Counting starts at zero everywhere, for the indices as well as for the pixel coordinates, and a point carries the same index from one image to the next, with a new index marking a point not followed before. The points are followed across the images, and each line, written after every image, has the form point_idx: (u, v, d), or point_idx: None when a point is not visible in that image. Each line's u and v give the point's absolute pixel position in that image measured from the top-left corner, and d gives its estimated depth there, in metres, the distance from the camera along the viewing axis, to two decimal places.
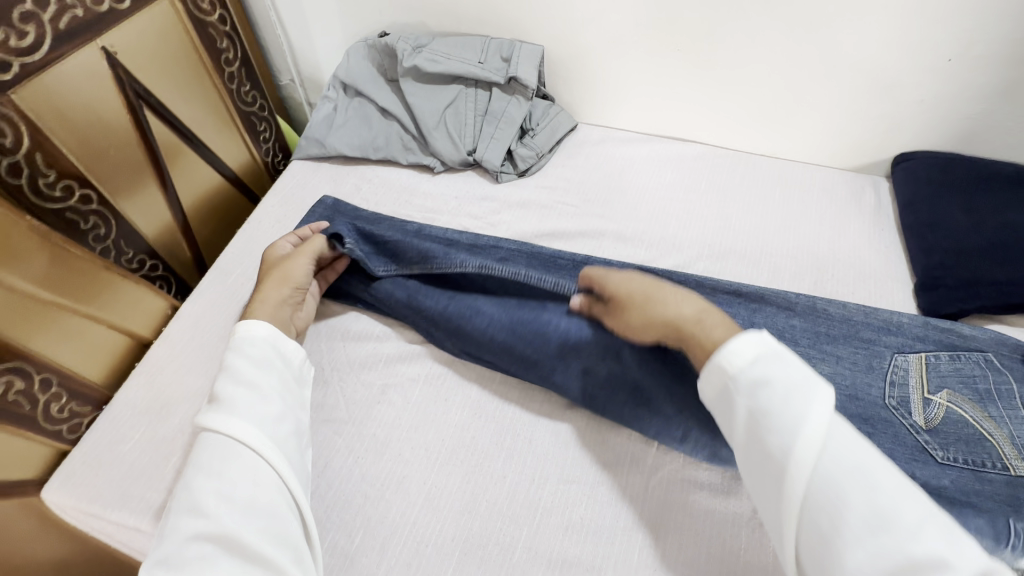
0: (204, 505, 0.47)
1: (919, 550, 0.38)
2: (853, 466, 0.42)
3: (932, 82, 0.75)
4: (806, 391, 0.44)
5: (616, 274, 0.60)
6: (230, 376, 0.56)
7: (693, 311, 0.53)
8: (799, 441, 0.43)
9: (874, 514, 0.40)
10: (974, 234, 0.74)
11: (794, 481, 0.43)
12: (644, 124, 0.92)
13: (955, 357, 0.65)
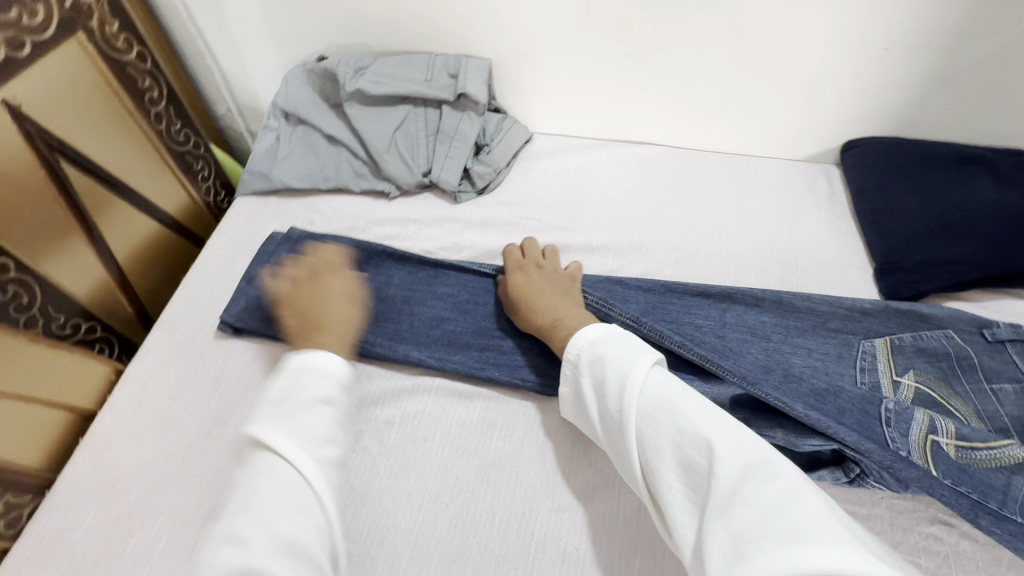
0: (246, 536, 0.45)
1: (710, 453, 0.44)
2: (665, 403, 0.49)
3: (871, 72, 0.77)
4: (629, 358, 0.53)
5: (524, 278, 0.70)
6: (279, 397, 0.54)
7: (555, 317, 0.64)
8: (625, 395, 0.51)
9: (676, 431, 0.47)
10: (923, 216, 0.76)
11: (631, 430, 0.50)
12: (599, 129, 0.92)
13: (917, 337, 0.68)
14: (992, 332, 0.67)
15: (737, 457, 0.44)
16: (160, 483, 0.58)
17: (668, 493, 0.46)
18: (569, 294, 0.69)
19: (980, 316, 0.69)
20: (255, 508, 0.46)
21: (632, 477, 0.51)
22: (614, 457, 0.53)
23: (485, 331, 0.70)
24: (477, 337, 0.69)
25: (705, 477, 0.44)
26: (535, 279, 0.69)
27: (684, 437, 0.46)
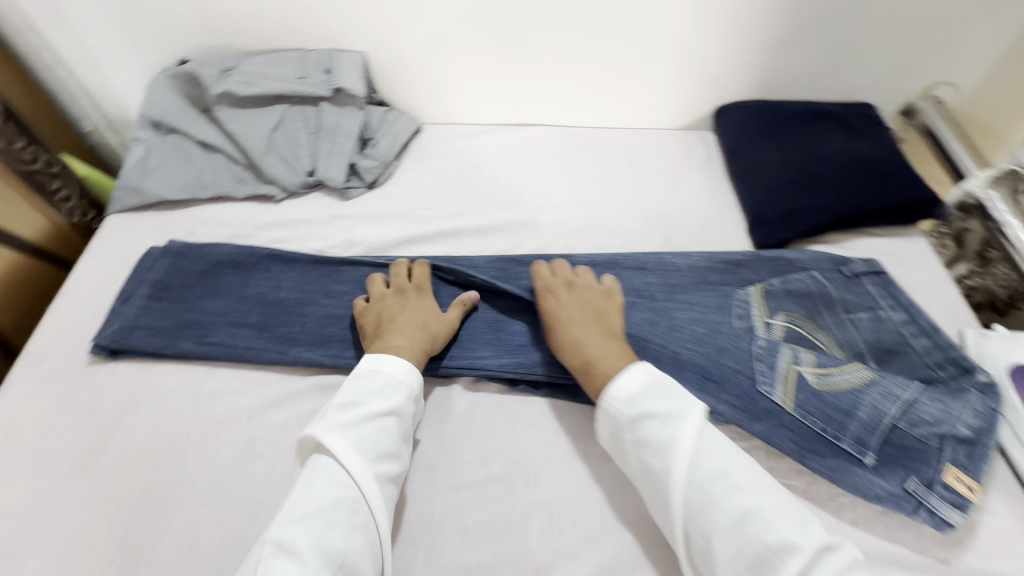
0: (298, 546, 0.47)
1: (775, 539, 0.46)
2: (720, 471, 0.51)
3: (725, 40, 0.83)
4: (677, 416, 0.53)
5: (555, 303, 0.66)
6: (350, 405, 0.56)
7: (587, 359, 0.60)
8: (674, 457, 0.51)
9: (738, 512, 0.48)
10: (785, 170, 0.83)
11: (674, 487, 0.51)
12: (486, 114, 0.93)
13: (786, 280, 0.72)
14: (849, 269, 0.73)
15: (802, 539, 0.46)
16: (31, 523, 0.55)
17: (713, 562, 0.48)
18: (602, 319, 0.64)
19: (838, 255, 0.75)
20: (317, 516, 0.49)
21: (666, 526, 0.52)
22: (648, 508, 0.54)
23: None
24: None
25: (762, 555, 0.46)
26: (566, 305, 0.65)
27: (744, 514, 0.48)
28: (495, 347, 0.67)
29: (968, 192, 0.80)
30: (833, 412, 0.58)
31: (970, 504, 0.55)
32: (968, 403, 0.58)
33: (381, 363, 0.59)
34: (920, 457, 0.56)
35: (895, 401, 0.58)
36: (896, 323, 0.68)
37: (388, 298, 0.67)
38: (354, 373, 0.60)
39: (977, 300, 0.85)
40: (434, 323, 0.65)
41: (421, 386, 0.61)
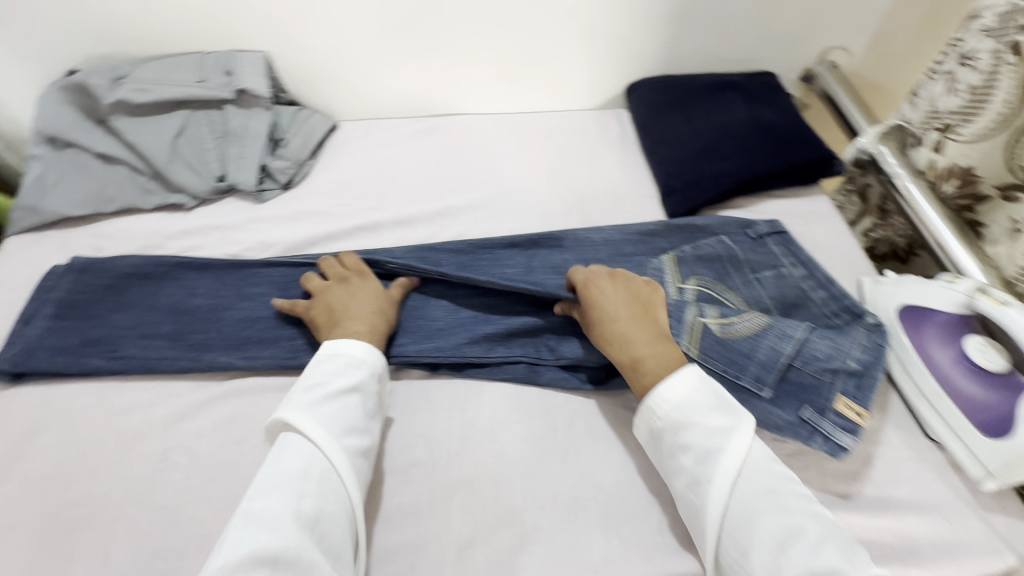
0: (270, 515, 0.47)
1: (819, 561, 0.45)
2: (766, 490, 0.50)
3: (623, 18, 0.85)
4: (727, 430, 0.52)
5: (599, 294, 0.62)
6: (313, 386, 0.56)
7: (635, 356, 0.58)
8: (718, 469, 0.51)
9: (781, 530, 0.48)
10: (693, 140, 0.85)
11: (715, 500, 0.50)
12: (402, 106, 0.94)
13: (696, 246, 0.75)
14: (753, 231, 0.76)
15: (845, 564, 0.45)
16: None
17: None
18: (647, 313, 0.61)
19: (744, 219, 0.79)
20: (286, 488, 0.49)
21: (699, 534, 0.52)
22: (685, 516, 0.53)
23: (296, 321, 0.68)
24: (291, 328, 0.68)
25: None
26: (612, 299, 0.61)
27: (788, 534, 0.47)
28: (413, 335, 0.67)
29: (862, 148, 0.84)
30: (735, 356, 0.61)
31: (859, 429, 0.57)
32: (855, 341, 0.62)
33: (342, 346, 0.59)
34: (814, 389, 0.59)
35: (789, 341, 0.61)
36: (797, 278, 0.71)
37: (334, 288, 0.66)
38: (315, 358, 0.59)
39: (882, 251, 0.89)
40: (386, 307, 0.65)
41: (383, 365, 0.61)
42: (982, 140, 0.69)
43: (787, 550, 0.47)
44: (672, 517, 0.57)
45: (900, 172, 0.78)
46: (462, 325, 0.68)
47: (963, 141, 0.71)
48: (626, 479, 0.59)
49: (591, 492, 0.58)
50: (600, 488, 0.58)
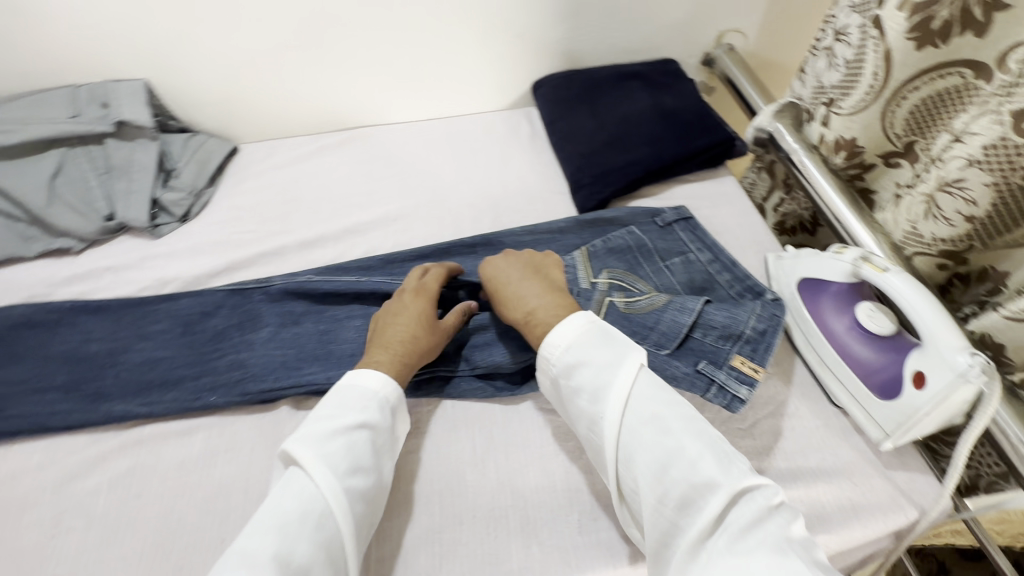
0: (259, 557, 0.43)
1: (697, 478, 0.44)
2: (652, 416, 0.48)
3: (515, 17, 0.85)
4: (611, 364, 0.51)
5: (492, 267, 0.64)
6: (323, 420, 0.52)
7: (526, 310, 0.58)
8: (605, 403, 0.50)
9: (665, 455, 0.46)
10: (599, 132, 0.86)
11: (608, 433, 0.49)
12: (305, 122, 0.92)
13: (606, 239, 0.75)
14: (661, 219, 0.77)
15: (724, 480, 0.44)
16: None
17: (641, 501, 0.47)
18: (541, 274, 0.62)
19: (652, 208, 0.80)
20: (279, 530, 0.45)
21: (603, 468, 0.51)
22: (591, 452, 0.53)
23: (197, 360, 0.65)
24: (193, 367, 0.65)
25: (685, 496, 0.44)
26: (505, 267, 0.63)
27: (670, 456, 0.46)
28: (325, 360, 0.65)
29: (760, 127, 0.85)
30: (638, 329, 0.65)
31: (755, 381, 0.60)
32: (751, 307, 0.65)
33: (361, 375, 0.55)
34: (712, 355, 0.62)
35: (690, 313, 0.64)
36: (704, 262, 0.72)
37: (386, 305, 0.64)
38: (332, 390, 0.56)
39: (792, 223, 0.92)
40: (420, 331, 0.60)
41: (399, 403, 0.57)
42: (861, 112, 0.71)
43: (669, 469, 0.45)
44: (597, 516, 0.56)
45: (797, 148, 0.80)
46: None
47: (845, 114, 0.73)
48: (547, 483, 0.58)
49: (511, 500, 0.57)
50: (521, 494, 0.57)
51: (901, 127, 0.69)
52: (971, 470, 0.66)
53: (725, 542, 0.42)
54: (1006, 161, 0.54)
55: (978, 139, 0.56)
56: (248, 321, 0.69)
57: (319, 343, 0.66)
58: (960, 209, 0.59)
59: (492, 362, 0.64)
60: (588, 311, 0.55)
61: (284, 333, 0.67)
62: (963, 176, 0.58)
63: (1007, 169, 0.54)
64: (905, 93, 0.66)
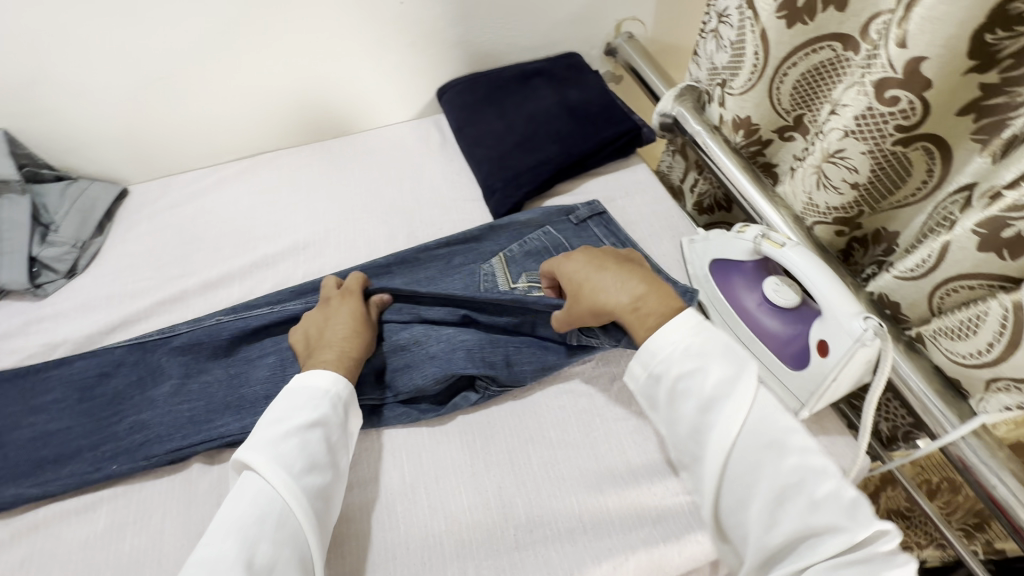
0: (220, 560, 0.43)
1: (816, 512, 0.42)
2: (768, 440, 0.46)
3: (406, 26, 0.82)
4: (730, 377, 0.48)
5: (577, 259, 0.60)
6: (274, 424, 0.52)
7: (631, 299, 0.55)
8: (716, 413, 0.47)
9: (782, 484, 0.44)
10: (507, 134, 0.85)
11: (714, 447, 0.47)
12: (202, 155, 0.87)
13: (524, 242, 0.74)
14: (575, 215, 0.77)
15: (840, 517, 0.42)
16: None
17: (746, 522, 0.45)
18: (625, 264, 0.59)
19: (566, 205, 0.79)
20: (239, 531, 0.45)
21: (695, 476, 0.49)
22: (678, 454, 0.51)
23: (94, 427, 0.61)
24: (91, 436, 0.60)
25: (796, 528, 0.42)
26: (576, 264, 0.60)
27: (790, 487, 0.44)
28: (236, 407, 0.61)
29: (664, 112, 0.86)
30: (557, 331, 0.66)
31: None
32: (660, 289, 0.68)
33: (311, 378, 0.56)
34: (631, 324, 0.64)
35: None
36: None
37: (312, 313, 0.65)
38: (283, 392, 0.56)
39: (709, 203, 0.92)
40: (358, 327, 0.62)
41: (351, 397, 0.57)
42: (749, 92, 0.72)
43: (784, 500, 0.44)
44: (534, 529, 0.55)
45: (700, 131, 0.80)
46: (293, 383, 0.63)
47: (737, 94, 0.74)
48: (478, 502, 0.57)
49: (443, 527, 0.56)
50: (453, 518, 0.56)
51: (788, 102, 0.71)
52: (890, 422, 0.68)
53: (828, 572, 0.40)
54: (875, 128, 0.55)
55: (849, 110, 0.57)
56: (152, 376, 0.64)
57: (230, 388, 0.63)
58: (845, 177, 0.61)
59: (416, 385, 0.62)
60: (690, 311, 0.52)
61: (191, 385, 0.63)
62: (843, 147, 0.59)
63: (877, 137, 0.56)
64: (785, 70, 0.68)
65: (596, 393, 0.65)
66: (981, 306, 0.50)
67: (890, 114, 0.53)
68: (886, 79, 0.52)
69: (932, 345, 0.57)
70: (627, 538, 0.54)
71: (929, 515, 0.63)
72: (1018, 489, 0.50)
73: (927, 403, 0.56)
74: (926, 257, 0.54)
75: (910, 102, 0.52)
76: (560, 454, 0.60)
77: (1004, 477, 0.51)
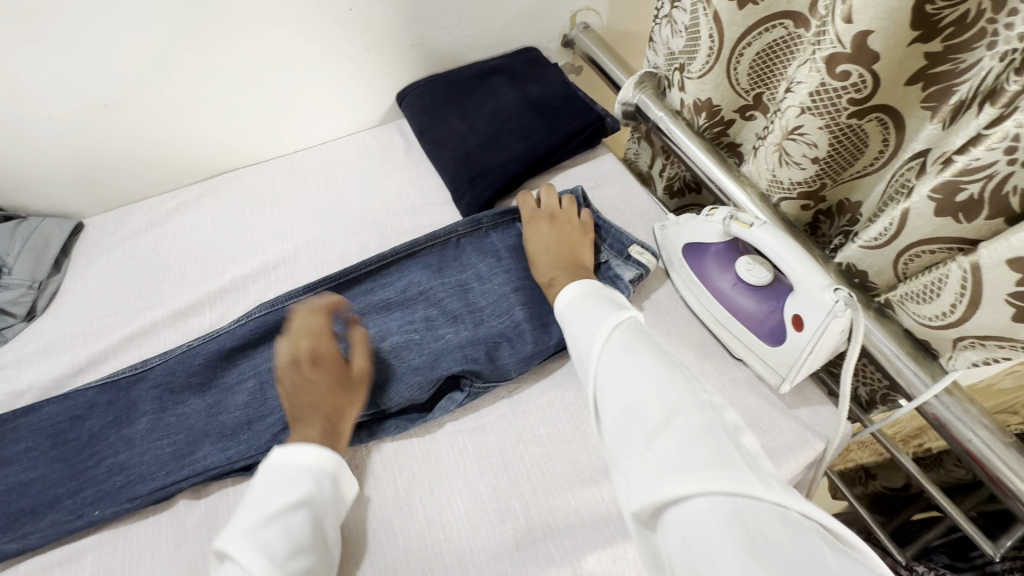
0: None
1: (652, 398, 0.40)
2: (637, 342, 0.46)
3: (359, 31, 0.81)
4: (601, 314, 0.51)
5: (535, 233, 0.71)
6: (255, 507, 0.48)
7: (550, 278, 0.65)
8: (590, 342, 0.49)
9: (634, 380, 0.42)
10: (471, 134, 0.84)
11: (595, 355, 0.47)
12: (158, 180, 0.85)
13: (500, 240, 0.74)
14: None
15: (690, 399, 0.40)
16: None
17: (609, 417, 0.42)
18: (564, 252, 0.68)
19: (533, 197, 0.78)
20: None
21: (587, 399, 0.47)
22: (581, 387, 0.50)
23: (69, 473, 0.58)
24: (69, 483, 0.58)
25: (638, 414, 0.40)
26: (537, 240, 0.70)
27: (637, 376, 0.42)
28: (218, 437, 0.60)
29: (626, 101, 0.85)
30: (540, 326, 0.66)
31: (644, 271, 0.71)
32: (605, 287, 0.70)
33: (292, 455, 0.52)
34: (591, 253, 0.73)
35: None
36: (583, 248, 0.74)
37: (287, 369, 0.58)
38: (262, 471, 0.52)
39: (679, 186, 0.93)
40: (339, 395, 0.57)
41: (340, 469, 0.54)
42: (707, 74, 0.72)
43: (642, 383, 0.42)
44: (532, 530, 0.55)
45: (664, 117, 0.80)
46: (275, 407, 0.61)
47: (695, 77, 0.74)
48: (474, 507, 0.57)
49: (442, 537, 0.55)
50: (452, 527, 0.56)
51: (746, 82, 0.72)
52: (869, 387, 0.70)
53: (680, 446, 0.37)
54: (830, 103, 0.56)
55: (803, 87, 0.57)
56: (130, 414, 0.62)
57: (209, 419, 0.61)
58: (805, 153, 0.62)
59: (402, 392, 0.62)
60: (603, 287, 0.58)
61: (170, 420, 0.61)
62: (801, 123, 0.60)
63: (833, 111, 0.57)
64: (740, 51, 0.68)
65: (582, 386, 0.65)
66: (942, 269, 0.51)
67: (843, 88, 0.54)
68: (835, 55, 0.53)
69: (900, 310, 0.58)
70: (625, 527, 0.55)
71: (910, 472, 0.66)
72: (991, 438, 0.52)
73: (900, 366, 0.57)
74: (888, 226, 0.55)
75: (862, 75, 0.53)
76: (552, 450, 0.60)
77: (979, 431, 0.53)
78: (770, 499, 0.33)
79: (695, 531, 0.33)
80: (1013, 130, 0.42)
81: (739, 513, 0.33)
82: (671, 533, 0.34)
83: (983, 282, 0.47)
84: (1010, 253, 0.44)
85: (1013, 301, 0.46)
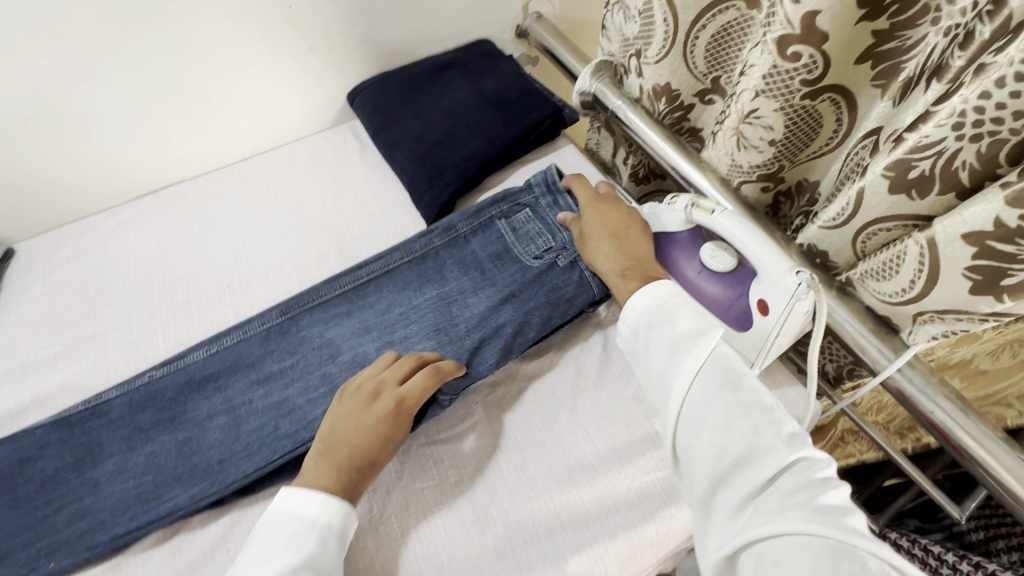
0: None
1: (743, 445, 0.46)
2: (722, 380, 0.49)
3: (301, 29, 0.77)
4: (699, 329, 0.52)
5: (597, 218, 0.66)
6: (254, 568, 0.47)
7: (620, 268, 0.61)
8: (682, 358, 0.51)
9: (741, 421, 0.47)
10: (428, 132, 0.81)
11: (677, 387, 0.50)
12: (95, 198, 0.80)
13: (466, 243, 0.71)
14: (532, 200, 0.73)
15: (786, 451, 0.44)
16: None
17: (695, 460, 0.48)
18: (618, 237, 0.64)
19: (507, 190, 0.74)
20: None
21: (662, 418, 0.52)
22: (652, 403, 0.54)
23: (16, 525, 0.54)
24: (19, 535, 0.54)
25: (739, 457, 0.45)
26: (588, 222, 0.66)
27: (742, 411, 0.47)
28: (180, 473, 0.57)
29: (584, 91, 0.84)
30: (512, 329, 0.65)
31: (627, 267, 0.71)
32: (581, 271, 0.67)
33: (296, 502, 0.51)
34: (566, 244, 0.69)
35: (534, 219, 0.72)
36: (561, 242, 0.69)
37: (351, 404, 0.56)
38: (265, 520, 0.51)
39: (644, 173, 0.92)
40: (375, 445, 0.54)
41: (347, 518, 0.51)
42: (665, 59, 0.71)
43: (734, 431, 0.46)
44: (514, 538, 0.54)
45: (622, 105, 0.79)
46: (237, 436, 0.59)
47: (652, 63, 0.72)
48: (452, 520, 0.55)
49: (420, 554, 0.54)
50: (429, 541, 0.54)
51: (703, 65, 0.71)
52: (835, 363, 0.71)
53: (778, 497, 0.42)
54: (783, 85, 0.56)
55: (756, 70, 0.57)
56: (84, 454, 0.57)
57: (167, 454, 0.58)
58: (762, 135, 0.61)
59: None
60: (666, 283, 0.57)
61: (128, 459, 0.57)
62: (756, 106, 0.59)
63: (786, 93, 0.56)
64: (695, 34, 0.68)
65: (555, 386, 0.64)
66: (899, 247, 0.52)
67: (795, 70, 0.54)
68: (786, 37, 0.52)
69: (860, 288, 0.59)
70: (606, 526, 0.55)
71: (876, 442, 0.67)
72: (953, 409, 0.53)
73: (864, 343, 0.58)
74: (844, 206, 0.55)
75: (812, 56, 0.52)
76: (527, 453, 0.59)
77: (940, 402, 0.54)
78: (868, 546, 0.38)
79: (781, 566, 0.39)
80: (960, 105, 0.42)
81: (836, 556, 0.38)
82: (758, 564, 0.40)
83: (939, 258, 0.48)
84: (965, 228, 0.44)
85: (969, 275, 0.47)
